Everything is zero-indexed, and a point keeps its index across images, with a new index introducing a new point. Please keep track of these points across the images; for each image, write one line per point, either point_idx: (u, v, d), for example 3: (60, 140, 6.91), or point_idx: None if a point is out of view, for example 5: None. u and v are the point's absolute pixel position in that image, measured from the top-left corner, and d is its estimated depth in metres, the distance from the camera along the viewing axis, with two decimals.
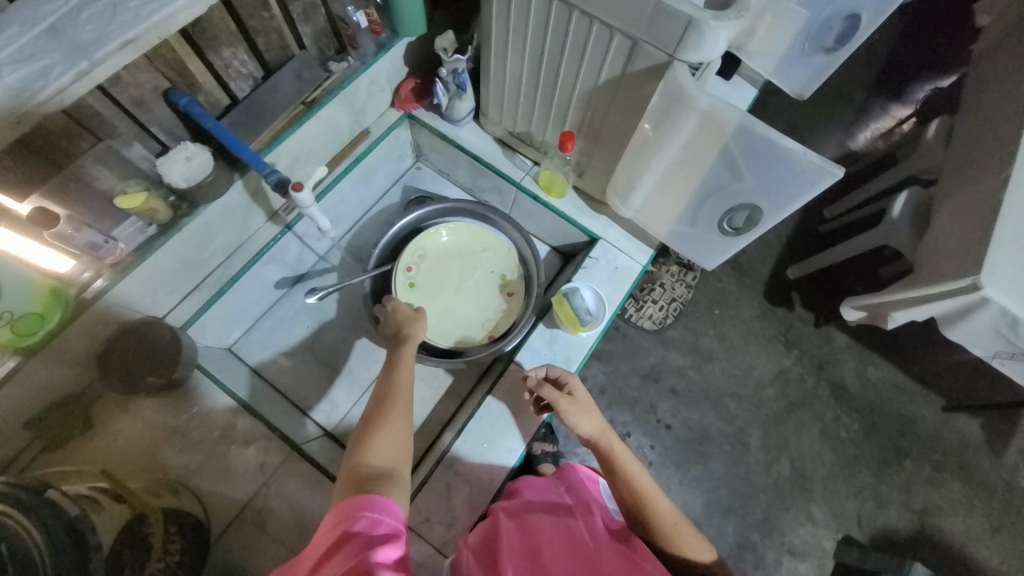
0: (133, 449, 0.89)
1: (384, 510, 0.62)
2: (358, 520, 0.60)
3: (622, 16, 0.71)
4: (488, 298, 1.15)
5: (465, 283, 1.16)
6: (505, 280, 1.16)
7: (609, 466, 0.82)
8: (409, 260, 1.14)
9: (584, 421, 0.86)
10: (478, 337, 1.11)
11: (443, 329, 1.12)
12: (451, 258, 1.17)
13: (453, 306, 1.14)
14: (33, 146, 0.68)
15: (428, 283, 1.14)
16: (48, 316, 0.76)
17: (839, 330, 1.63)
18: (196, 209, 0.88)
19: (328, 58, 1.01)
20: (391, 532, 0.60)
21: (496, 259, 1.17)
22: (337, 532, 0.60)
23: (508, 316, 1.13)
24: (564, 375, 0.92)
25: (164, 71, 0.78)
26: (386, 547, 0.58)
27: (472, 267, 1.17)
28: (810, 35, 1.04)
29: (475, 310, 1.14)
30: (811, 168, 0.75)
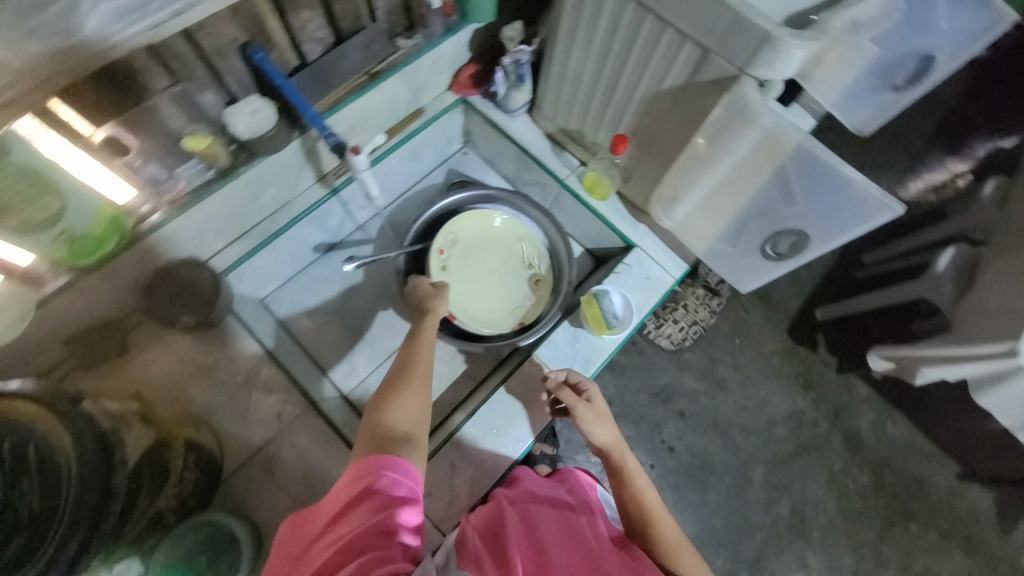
0: (162, 380, 0.92)
1: (405, 471, 0.65)
2: (381, 479, 0.63)
3: (698, 25, 0.71)
4: (516, 285, 1.16)
5: (494, 270, 1.16)
6: (533, 268, 1.17)
7: (619, 477, 0.83)
8: (441, 242, 1.13)
9: (600, 431, 0.86)
10: (508, 323, 1.13)
11: (471, 312, 1.12)
12: (481, 244, 1.17)
13: (480, 291, 1.14)
14: (117, 78, 0.71)
15: (459, 267, 1.14)
16: (105, 240, 0.79)
17: (861, 379, 1.59)
18: (253, 160, 0.91)
19: (396, 34, 1.02)
20: (410, 495, 0.63)
21: (524, 248, 1.18)
22: (360, 488, 0.62)
23: (536, 304, 1.15)
24: (584, 382, 0.91)
25: (246, 25, 0.81)
26: (405, 510, 0.61)
27: (502, 254, 1.18)
28: (880, 72, 1.01)
29: (502, 296, 1.15)
30: (869, 199, 0.76)
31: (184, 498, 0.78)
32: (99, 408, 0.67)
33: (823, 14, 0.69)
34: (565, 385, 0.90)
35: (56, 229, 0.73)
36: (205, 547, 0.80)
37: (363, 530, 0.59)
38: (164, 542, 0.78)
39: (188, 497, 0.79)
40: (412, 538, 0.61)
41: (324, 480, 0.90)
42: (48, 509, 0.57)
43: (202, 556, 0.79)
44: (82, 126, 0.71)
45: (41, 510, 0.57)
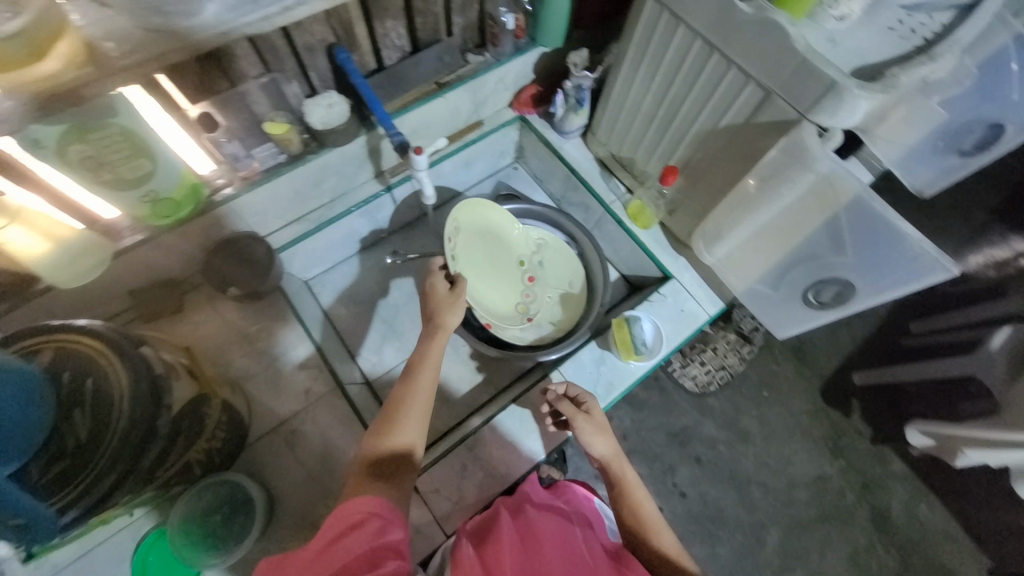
0: (207, 341, 0.98)
1: (392, 506, 0.65)
2: (371, 510, 0.62)
3: (761, 68, 0.73)
4: (512, 281, 1.16)
5: (492, 265, 1.13)
6: (525, 264, 1.17)
7: (617, 491, 0.84)
8: (449, 231, 1.01)
9: (599, 442, 0.86)
10: (514, 315, 1.15)
11: (478, 307, 1.08)
12: (481, 237, 1.10)
13: (483, 287, 1.11)
14: (219, 63, 0.79)
15: (465, 260, 1.06)
16: (182, 205, 0.86)
17: (896, 452, 1.50)
18: (322, 149, 0.98)
19: (468, 50, 1.09)
20: (399, 524, 0.63)
21: (515, 244, 1.16)
22: (352, 518, 0.61)
23: (533, 300, 1.17)
24: (583, 394, 0.90)
25: (336, 28, 0.88)
26: (397, 535, 0.62)
27: (500, 250, 1.14)
28: (946, 134, 0.99)
29: (500, 292, 1.14)
30: (924, 258, 0.74)
31: (213, 453, 0.82)
32: (156, 353, 0.71)
33: (893, 68, 0.69)
34: (564, 399, 0.90)
35: (143, 191, 0.80)
36: (221, 505, 0.85)
37: (358, 559, 0.57)
38: (188, 491, 0.84)
39: (214, 455, 0.83)
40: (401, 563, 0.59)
41: (341, 461, 0.93)
42: (93, 442, 0.60)
43: (219, 514, 0.84)
44: (182, 101, 0.79)
45: (88, 440, 0.60)
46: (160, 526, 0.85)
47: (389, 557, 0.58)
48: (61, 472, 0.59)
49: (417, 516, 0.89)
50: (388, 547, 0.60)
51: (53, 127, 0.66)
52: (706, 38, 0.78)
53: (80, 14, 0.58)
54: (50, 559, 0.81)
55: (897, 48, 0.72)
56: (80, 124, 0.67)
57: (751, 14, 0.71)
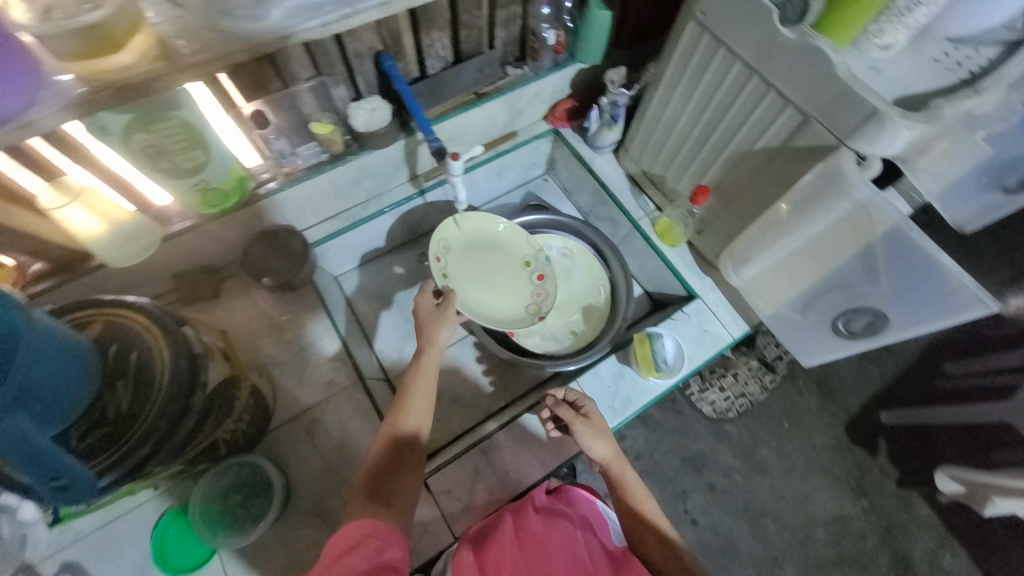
0: (240, 327, 1.02)
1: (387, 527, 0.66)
2: (370, 530, 0.64)
3: (801, 92, 0.74)
4: (520, 284, 1.07)
5: (493, 272, 1.07)
6: (532, 264, 1.08)
7: (619, 493, 0.84)
8: (435, 250, 1.01)
9: (599, 446, 0.85)
10: (524, 317, 1.05)
11: (482, 316, 1.01)
12: (476, 248, 1.07)
13: (487, 295, 1.05)
14: (275, 65, 0.84)
15: (460, 273, 1.03)
16: (229, 195, 0.90)
17: (922, 497, 1.44)
18: (362, 150, 1.01)
19: (508, 63, 1.12)
20: (399, 544, 0.65)
21: (518, 244, 1.09)
22: (352, 536, 0.63)
23: (546, 298, 1.07)
24: (582, 398, 0.87)
25: (384, 37, 0.92)
26: (396, 553, 0.64)
27: (500, 257, 1.08)
28: (989, 170, 0.95)
29: (508, 297, 1.06)
30: (963, 291, 0.72)
31: (238, 435, 0.85)
32: (196, 333, 0.75)
33: (937, 99, 0.68)
34: (564, 404, 0.88)
35: (195, 180, 0.84)
36: (241, 486, 0.89)
37: (361, 575, 0.59)
38: (212, 471, 0.88)
39: (238, 437, 0.86)
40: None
41: (357, 454, 0.95)
42: (133, 412, 0.64)
43: (237, 494, 0.88)
44: (237, 99, 0.85)
45: (128, 410, 0.64)
46: (181, 503, 0.89)
47: (388, 573, 0.61)
48: (99, 440, 0.62)
49: (427, 514, 0.90)
50: (386, 564, 0.61)
51: (121, 116, 0.71)
52: (746, 61, 0.79)
53: (156, 12, 0.63)
54: (74, 525, 0.85)
55: (941, 80, 0.71)
56: (146, 114, 0.72)
57: (793, 40, 0.71)
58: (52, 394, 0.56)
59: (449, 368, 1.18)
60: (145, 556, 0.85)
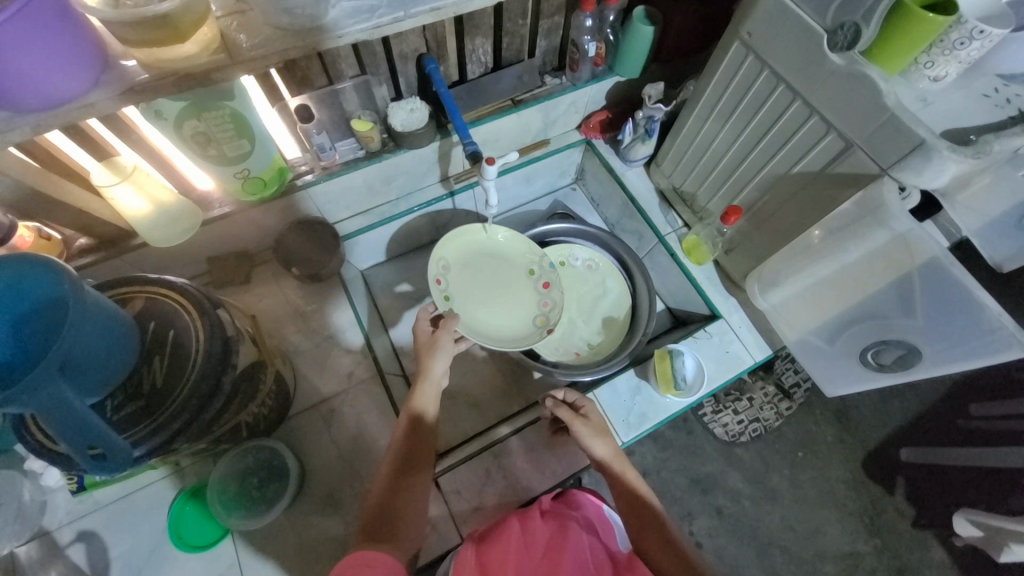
0: (268, 313, 1.05)
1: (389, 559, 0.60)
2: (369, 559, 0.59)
3: (846, 118, 0.73)
4: (526, 294, 1.07)
5: (498, 286, 1.06)
6: (537, 271, 1.08)
7: (619, 489, 0.83)
8: (436, 272, 1.00)
9: (598, 444, 0.85)
10: (531, 330, 1.03)
11: (489, 336, 0.99)
12: (476, 262, 1.06)
13: (492, 312, 1.04)
14: (323, 62, 0.87)
15: (462, 293, 1.03)
16: (268, 185, 0.93)
17: (939, 540, 1.39)
18: (397, 150, 1.02)
19: (546, 72, 1.13)
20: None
21: (519, 253, 1.09)
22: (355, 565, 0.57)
23: (553, 308, 1.05)
24: (581, 398, 0.90)
25: (429, 40, 0.94)
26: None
27: (504, 268, 1.08)
28: None
29: (514, 309, 1.05)
30: (1001, 330, 0.70)
31: (260, 419, 0.86)
32: (230, 317, 0.77)
33: (986, 134, 0.66)
34: (564, 405, 0.90)
35: (239, 168, 0.87)
36: (259, 468, 0.91)
37: None
38: (232, 451, 0.91)
39: (260, 421, 0.87)
40: None
41: (372, 446, 0.96)
42: (167, 388, 0.66)
43: (255, 476, 0.90)
44: (284, 92, 0.89)
45: (162, 386, 0.66)
46: (198, 481, 0.91)
47: None
48: (133, 412, 0.65)
49: (436, 512, 0.90)
50: None
51: (178, 103, 0.74)
52: (789, 83, 0.79)
53: (220, 7, 0.68)
54: (95, 495, 0.88)
55: (990, 117, 0.69)
56: (200, 102, 0.75)
57: (841, 66, 0.70)
58: (92, 364, 0.59)
59: (466, 369, 1.19)
60: (162, 531, 0.87)
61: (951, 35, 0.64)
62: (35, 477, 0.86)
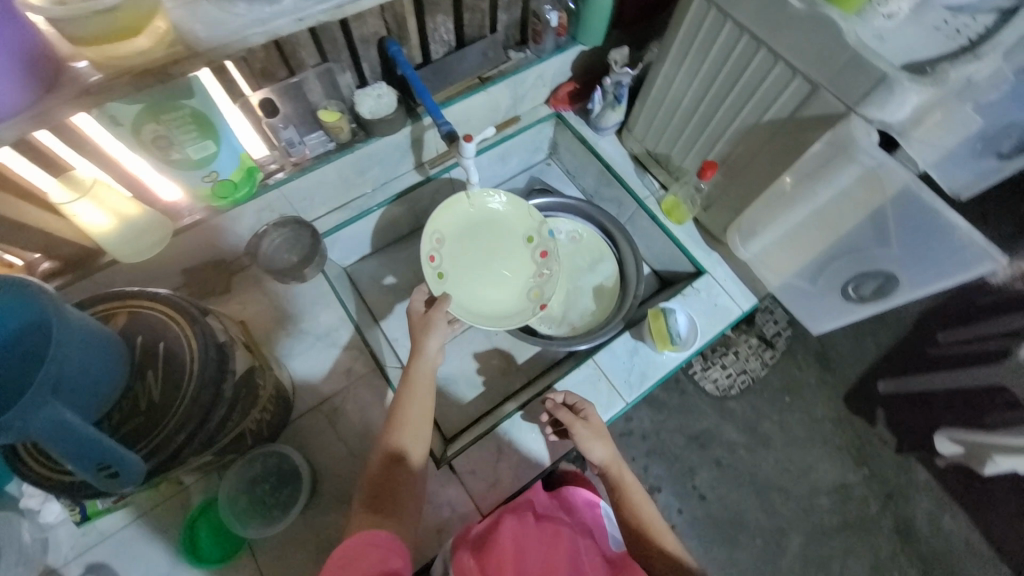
0: (254, 320, 1.02)
1: (390, 535, 0.65)
2: (373, 539, 0.63)
3: (811, 61, 0.75)
4: (522, 263, 1.10)
5: (493, 260, 1.09)
6: (535, 239, 1.10)
7: (617, 493, 0.85)
8: (429, 249, 1.02)
9: (597, 447, 0.86)
10: (524, 304, 1.08)
11: (482, 314, 1.04)
12: (469, 233, 1.08)
13: (486, 287, 1.08)
14: (282, 53, 0.84)
15: (455, 269, 1.06)
16: (239, 187, 0.89)
17: (921, 462, 1.48)
18: (368, 138, 0.99)
19: (509, 46, 1.12)
20: (401, 555, 0.64)
21: (516, 222, 1.10)
22: (348, 552, 0.61)
23: (547, 280, 1.10)
24: (582, 403, 0.90)
25: (389, 21, 0.91)
26: (399, 562, 0.62)
27: (499, 239, 1.10)
28: (986, 138, 0.98)
29: (510, 282, 1.09)
30: (972, 248, 0.75)
31: (263, 425, 0.85)
32: (219, 323, 0.74)
33: (942, 64, 0.70)
34: (564, 406, 0.90)
35: (205, 170, 0.84)
36: (270, 474, 0.90)
37: None
38: (238, 462, 0.88)
39: (263, 427, 0.85)
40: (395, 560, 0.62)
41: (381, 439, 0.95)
42: (167, 401, 0.64)
43: (267, 482, 0.89)
44: (246, 88, 0.85)
45: (161, 400, 0.64)
46: (206, 496, 0.89)
47: None
48: (137, 427, 0.63)
49: (452, 494, 0.91)
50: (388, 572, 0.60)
51: (131, 106, 0.70)
52: (753, 33, 0.80)
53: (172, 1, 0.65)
54: (99, 525, 0.85)
55: (943, 47, 0.72)
56: (156, 103, 0.72)
57: (802, 10, 0.72)
58: (84, 382, 0.56)
59: (462, 354, 1.18)
60: (176, 551, 0.85)
61: None
62: (33, 516, 0.82)
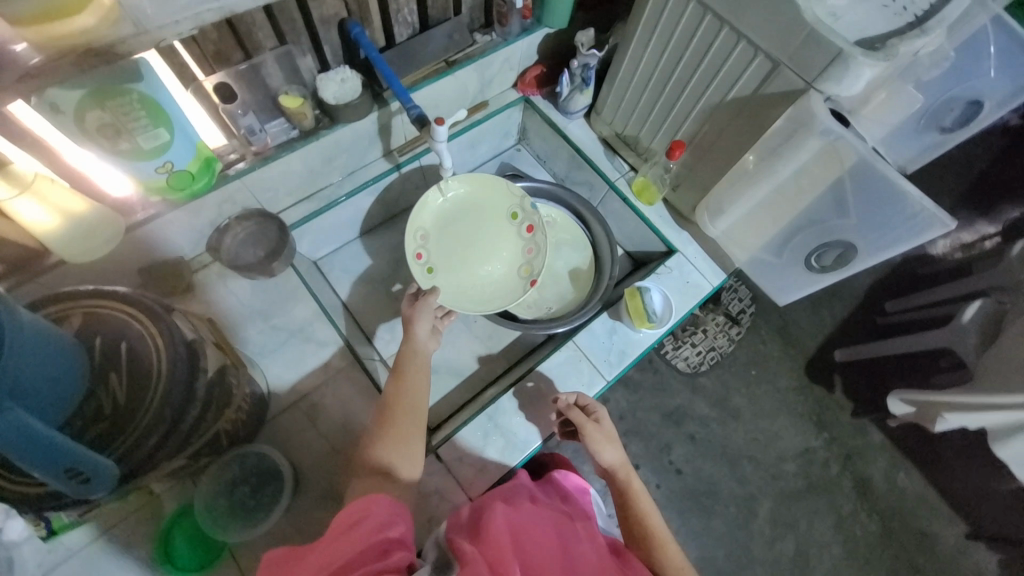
0: (221, 318, 0.97)
1: (392, 501, 0.63)
2: (373, 504, 0.61)
3: (770, 38, 0.77)
4: (511, 241, 1.11)
5: (477, 244, 1.10)
6: (519, 215, 1.10)
7: (624, 499, 0.85)
8: (415, 247, 1.05)
9: (608, 452, 0.87)
10: (516, 280, 1.11)
11: (473, 297, 1.08)
12: (451, 224, 1.10)
13: (475, 269, 1.10)
14: (236, 33, 0.80)
15: (442, 260, 1.08)
16: (197, 178, 0.84)
17: (876, 424, 1.58)
18: (334, 125, 0.96)
19: (475, 29, 1.10)
20: (405, 520, 0.62)
21: (496, 204, 1.11)
22: (356, 511, 0.60)
23: (537, 255, 1.10)
24: (594, 405, 0.91)
25: (349, 1, 0.88)
26: (401, 528, 0.60)
27: (483, 223, 1.11)
28: (925, 114, 1.05)
29: (500, 260, 1.11)
30: (923, 214, 0.80)
31: (238, 426, 0.81)
32: (186, 320, 0.71)
33: (892, 40, 0.73)
34: (575, 407, 0.91)
35: (159, 161, 0.78)
36: (249, 475, 0.87)
37: (358, 552, 0.54)
38: (214, 465, 0.86)
39: (239, 428, 0.82)
40: (397, 527, 0.59)
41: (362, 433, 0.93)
42: (133, 403, 0.61)
43: (246, 484, 0.86)
44: (197, 72, 0.80)
45: (128, 403, 0.61)
46: (181, 504, 0.85)
47: (392, 548, 0.56)
48: (105, 432, 0.60)
49: (439, 482, 0.91)
50: (391, 539, 0.58)
51: (72, 92, 0.65)
52: (715, 12, 0.82)
53: None
54: (65, 541, 0.80)
55: (892, 24, 0.76)
56: (99, 88, 0.66)
57: None
58: (42, 390, 0.53)
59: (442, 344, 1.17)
60: (151, 562, 0.81)
61: None
62: None
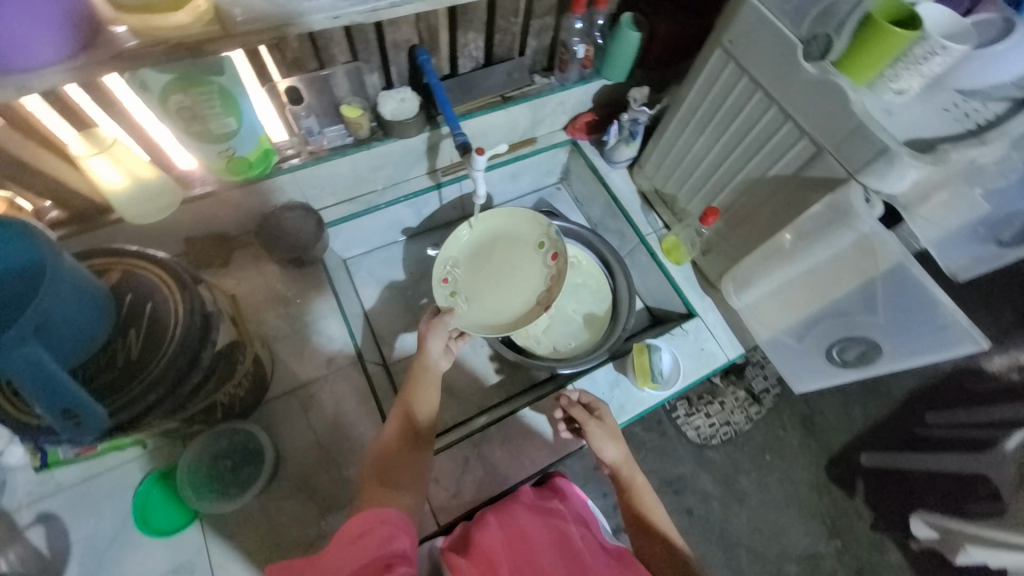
0: (245, 296, 1.02)
1: (398, 513, 0.64)
2: (381, 516, 0.62)
3: (818, 123, 0.77)
4: (534, 267, 1.12)
5: (501, 271, 1.12)
6: (545, 244, 1.12)
7: (626, 494, 0.86)
8: (442, 272, 1.08)
9: (609, 447, 0.87)
10: (535, 308, 1.10)
11: (491, 323, 1.08)
12: (480, 252, 1.13)
13: (498, 295, 1.11)
14: (315, 46, 0.87)
15: (467, 285, 1.10)
16: (253, 166, 0.91)
17: (896, 543, 1.44)
18: (387, 138, 1.02)
19: (536, 71, 1.15)
20: (411, 537, 0.63)
21: (525, 234, 1.13)
22: (362, 523, 0.60)
23: (558, 280, 1.10)
24: (595, 401, 0.92)
25: (421, 30, 0.95)
26: (406, 542, 0.61)
27: (512, 249, 1.13)
28: (987, 222, 0.99)
29: (522, 289, 1.12)
30: (955, 328, 0.76)
31: (235, 401, 0.85)
32: (210, 293, 0.75)
33: (944, 145, 0.71)
34: (578, 405, 0.91)
35: (224, 146, 0.86)
36: (233, 451, 0.90)
37: (365, 563, 0.56)
38: (203, 434, 0.89)
39: (235, 403, 0.86)
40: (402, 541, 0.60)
41: (349, 433, 0.95)
42: (142, 360, 0.65)
43: (229, 459, 0.89)
44: (274, 73, 0.88)
45: (137, 358, 0.65)
46: (165, 466, 0.88)
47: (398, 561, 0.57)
48: (111, 381, 0.64)
49: None
50: (396, 553, 0.58)
51: (162, 75, 0.73)
52: (766, 91, 0.83)
53: None
54: (56, 476, 0.85)
55: (949, 128, 0.74)
56: (187, 75, 0.75)
57: (813, 75, 0.75)
58: (65, 330, 0.58)
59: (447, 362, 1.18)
60: (125, 515, 0.84)
61: (915, 50, 0.67)
62: None
